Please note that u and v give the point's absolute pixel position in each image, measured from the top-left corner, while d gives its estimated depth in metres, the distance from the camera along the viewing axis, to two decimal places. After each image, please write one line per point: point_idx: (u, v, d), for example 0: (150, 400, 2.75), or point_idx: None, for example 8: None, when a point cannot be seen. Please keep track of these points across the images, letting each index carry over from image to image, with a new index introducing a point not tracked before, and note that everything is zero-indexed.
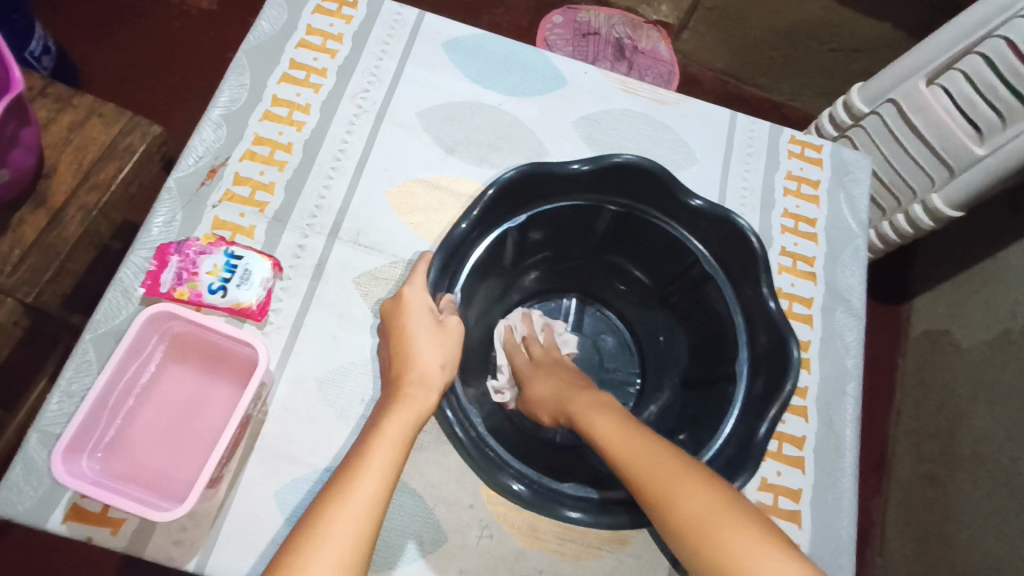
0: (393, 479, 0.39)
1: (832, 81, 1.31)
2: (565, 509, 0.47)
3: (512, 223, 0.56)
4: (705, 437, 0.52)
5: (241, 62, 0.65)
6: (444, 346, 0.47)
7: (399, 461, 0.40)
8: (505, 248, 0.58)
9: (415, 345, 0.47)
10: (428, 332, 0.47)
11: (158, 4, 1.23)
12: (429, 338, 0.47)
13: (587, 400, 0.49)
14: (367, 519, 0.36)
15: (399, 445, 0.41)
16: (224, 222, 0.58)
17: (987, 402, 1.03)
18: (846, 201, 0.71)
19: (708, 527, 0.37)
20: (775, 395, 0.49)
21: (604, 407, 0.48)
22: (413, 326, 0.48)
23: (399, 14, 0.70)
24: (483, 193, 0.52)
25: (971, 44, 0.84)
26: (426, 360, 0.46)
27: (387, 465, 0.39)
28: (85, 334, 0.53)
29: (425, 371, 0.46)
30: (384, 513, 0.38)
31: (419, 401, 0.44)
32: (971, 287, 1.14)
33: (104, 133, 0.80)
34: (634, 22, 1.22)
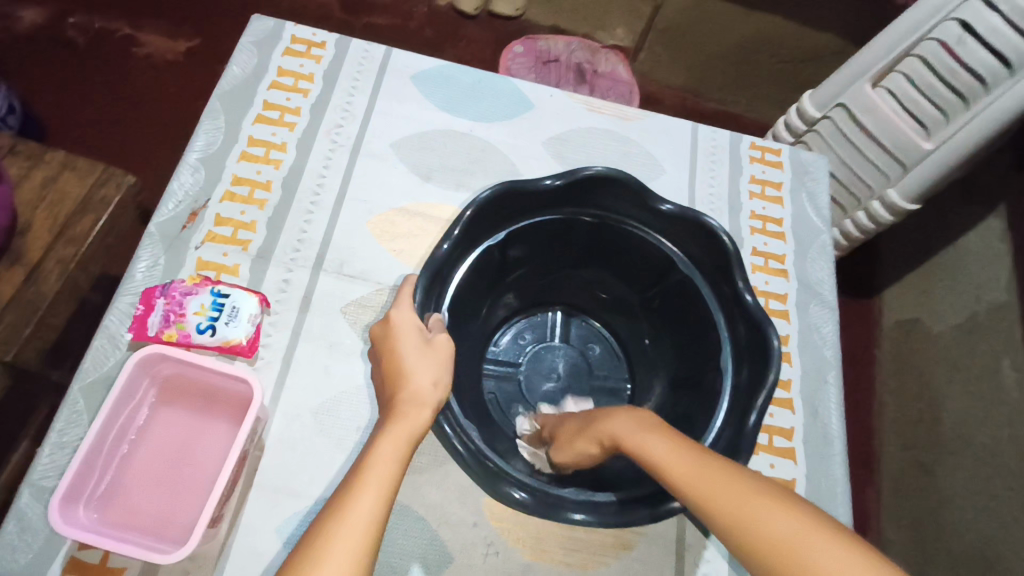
0: (389, 500, 0.39)
1: (783, 91, 1.37)
2: (569, 512, 0.47)
3: (491, 241, 0.58)
4: (698, 433, 0.53)
5: (215, 106, 0.67)
6: (434, 364, 0.48)
7: (395, 479, 0.40)
8: (487, 267, 0.60)
9: (409, 364, 0.48)
10: (420, 351, 0.48)
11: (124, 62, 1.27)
12: (419, 358, 0.48)
13: (628, 422, 0.47)
14: (367, 538, 0.37)
15: (394, 463, 0.41)
16: (208, 262, 0.59)
17: (963, 384, 1.07)
18: (808, 199, 0.75)
19: (796, 550, 0.34)
20: (759, 386, 0.50)
21: (650, 426, 0.46)
22: (403, 347, 0.49)
23: (367, 51, 0.72)
24: (461, 214, 0.53)
25: (906, 47, 0.90)
26: (417, 379, 0.47)
27: (384, 483, 0.40)
28: (74, 384, 0.53)
29: (417, 389, 0.46)
30: (382, 530, 0.38)
31: (414, 422, 0.44)
32: (936, 275, 1.20)
33: (78, 186, 0.84)
34: (593, 47, 1.27)
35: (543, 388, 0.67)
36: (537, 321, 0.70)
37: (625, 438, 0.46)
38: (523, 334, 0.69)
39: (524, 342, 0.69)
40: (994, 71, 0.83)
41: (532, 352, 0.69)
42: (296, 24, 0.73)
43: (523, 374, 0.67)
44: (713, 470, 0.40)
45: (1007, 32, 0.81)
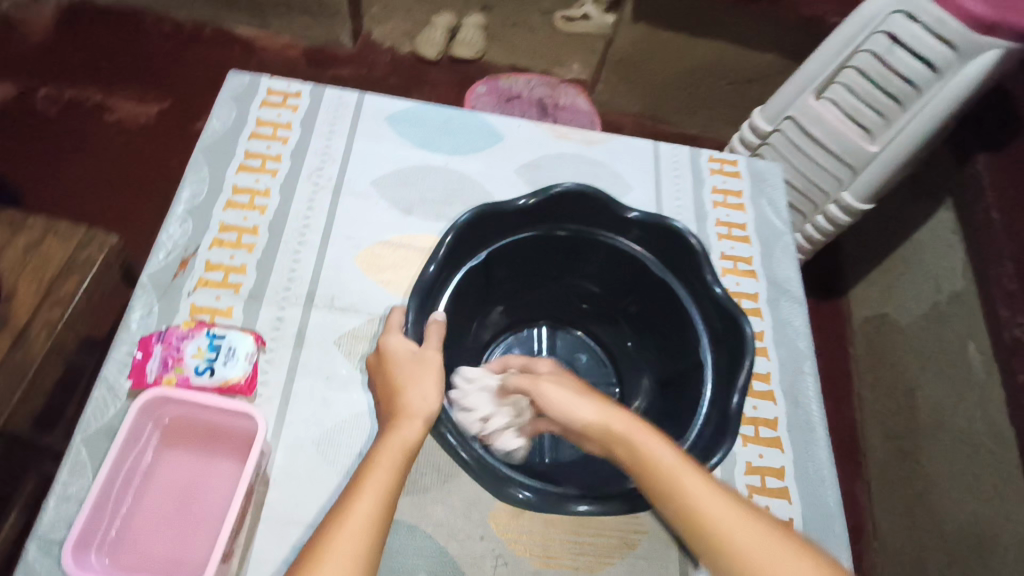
0: (386, 506, 0.42)
1: (735, 109, 1.45)
2: (573, 505, 0.49)
3: (474, 261, 0.61)
4: (687, 423, 0.55)
5: (199, 159, 0.69)
6: (428, 374, 0.50)
7: (393, 483, 0.43)
8: (473, 286, 0.63)
9: (407, 377, 0.50)
10: (416, 364, 0.51)
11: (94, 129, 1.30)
12: (416, 369, 0.50)
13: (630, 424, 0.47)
14: (365, 539, 0.39)
15: (392, 468, 0.44)
16: (202, 307, 0.60)
17: (935, 371, 1.11)
18: (768, 204, 0.79)
19: None
20: (739, 365, 0.53)
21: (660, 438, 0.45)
22: (399, 360, 0.51)
23: (341, 97, 0.76)
24: (444, 237, 0.57)
25: (842, 60, 0.97)
26: (414, 389, 0.49)
27: (381, 488, 0.42)
28: (76, 435, 0.53)
29: (416, 397, 0.49)
30: (379, 531, 0.40)
31: (409, 433, 0.46)
32: (898, 269, 1.26)
33: (61, 249, 0.86)
34: (552, 83, 1.34)
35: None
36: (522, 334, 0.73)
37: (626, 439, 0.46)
38: (511, 351, 0.71)
39: (513, 358, 0.71)
40: (923, 76, 0.90)
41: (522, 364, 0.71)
42: (271, 77, 0.76)
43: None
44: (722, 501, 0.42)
45: (930, 40, 0.87)
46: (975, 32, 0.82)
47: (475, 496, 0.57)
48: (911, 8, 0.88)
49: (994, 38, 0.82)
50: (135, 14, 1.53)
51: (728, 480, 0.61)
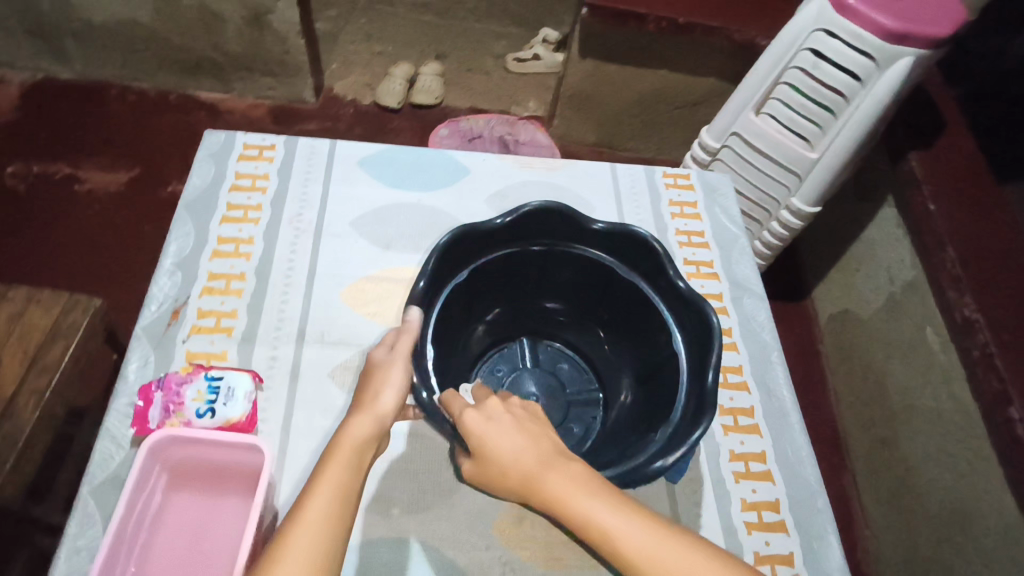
0: (344, 500, 0.42)
1: (685, 131, 1.54)
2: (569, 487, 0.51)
3: (458, 279, 0.65)
4: (667, 410, 0.59)
5: (183, 214, 0.73)
6: (393, 381, 0.52)
7: (352, 475, 0.44)
8: (457, 305, 0.66)
9: (376, 381, 0.52)
10: (387, 367, 0.54)
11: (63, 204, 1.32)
12: (384, 378, 0.52)
13: (563, 487, 0.44)
14: (325, 527, 0.40)
15: (351, 463, 0.45)
16: (197, 352, 0.63)
17: (898, 357, 1.17)
18: (722, 211, 0.86)
19: None
20: (710, 347, 0.58)
21: (594, 494, 0.43)
22: (370, 369, 0.54)
23: (314, 146, 0.81)
24: (429, 258, 0.60)
25: (774, 77, 1.06)
26: (379, 394, 0.51)
27: (339, 483, 0.43)
28: (83, 487, 0.55)
29: (379, 403, 0.50)
30: (339, 522, 0.41)
31: (360, 431, 0.48)
32: (853, 266, 1.34)
33: (45, 317, 0.87)
34: (511, 121, 1.41)
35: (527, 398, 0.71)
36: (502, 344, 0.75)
37: (561, 503, 0.44)
38: (496, 367, 0.74)
39: (499, 373, 0.73)
40: (848, 85, 0.98)
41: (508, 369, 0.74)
42: (246, 133, 0.81)
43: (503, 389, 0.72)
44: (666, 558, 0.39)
45: (850, 53, 0.96)
46: (889, 43, 0.92)
47: (478, 509, 0.59)
48: (829, 26, 0.96)
49: (908, 46, 0.91)
50: (100, 88, 1.57)
51: (715, 469, 0.64)
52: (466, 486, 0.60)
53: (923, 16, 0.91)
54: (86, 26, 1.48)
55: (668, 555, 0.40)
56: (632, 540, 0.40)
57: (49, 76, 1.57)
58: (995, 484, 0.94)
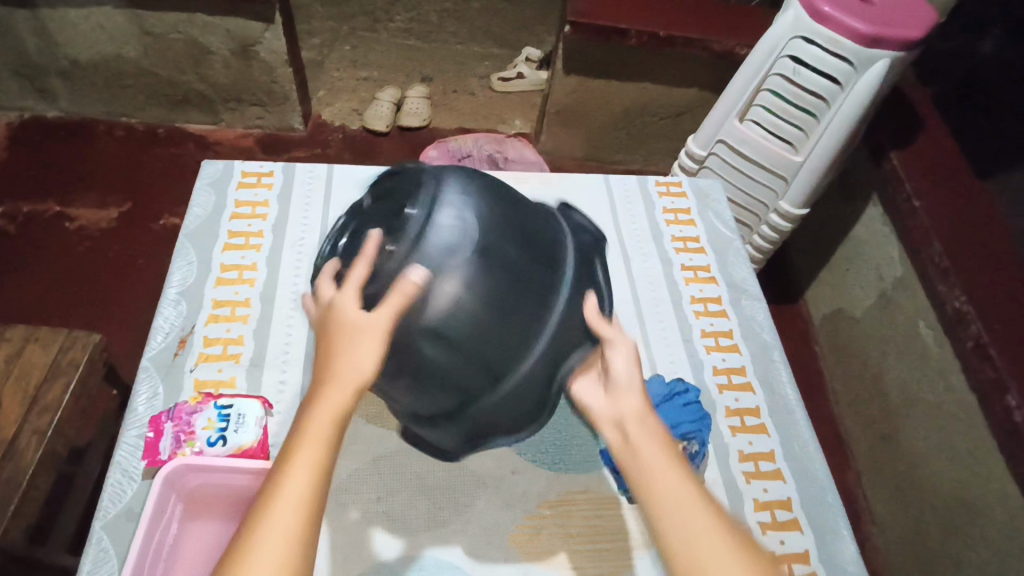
0: (321, 485, 0.41)
1: (670, 142, 1.57)
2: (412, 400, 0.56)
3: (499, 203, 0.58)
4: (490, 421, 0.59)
5: (184, 244, 0.73)
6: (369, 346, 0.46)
7: (329, 455, 0.42)
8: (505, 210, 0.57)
9: (350, 346, 0.45)
10: (358, 327, 0.46)
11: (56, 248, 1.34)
12: (357, 342, 0.46)
13: (647, 416, 0.47)
14: (299, 515, 0.39)
15: (328, 440, 0.42)
16: (205, 381, 0.63)
17: (893, 353, 1.19)
18: (716, 216, 0.87)
19: None
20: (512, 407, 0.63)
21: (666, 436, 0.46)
22: (345, 322, 0.46)
23: (312, 171, 0.82)
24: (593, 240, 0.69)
25: (757, 84, 1.08)
26: (352, 357, 0.45)
27: (314, 464, 0.41)
28: (97, 522, 0.54)
29: (349, 367, 0.45)
30: (314, 508, 0.40)
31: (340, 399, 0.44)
32: (842, 266, 1.36)
33: (45, 355, 0.87)
34: (498, 139, 1.44)
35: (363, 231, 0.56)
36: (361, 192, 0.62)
37: (627, 426, 0.46)
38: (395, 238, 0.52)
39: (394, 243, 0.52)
40: (829, 89, 1.01)
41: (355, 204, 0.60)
42: (244, 162, 0.82)
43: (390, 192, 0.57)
44: (696, 507, 0.42)
45: (828, 58, 0.99)
46: (863, 47, 0.95)
47: (493, 522, 0.60)
48: (807, 34, 0.99)
49: (882, 50, 0.94)
50: (87, 125, 1.58)
51: (725, 470, 0.65)
52: (481, 502, 0.61)
53: (893, 20, 0.95)
54: (73, 64, 1.49)
55: (699, 508, 0.42)
56: (678, 477, 0.43)
57: (37, 115, 1.57)
58: (997, 474, 0.95)
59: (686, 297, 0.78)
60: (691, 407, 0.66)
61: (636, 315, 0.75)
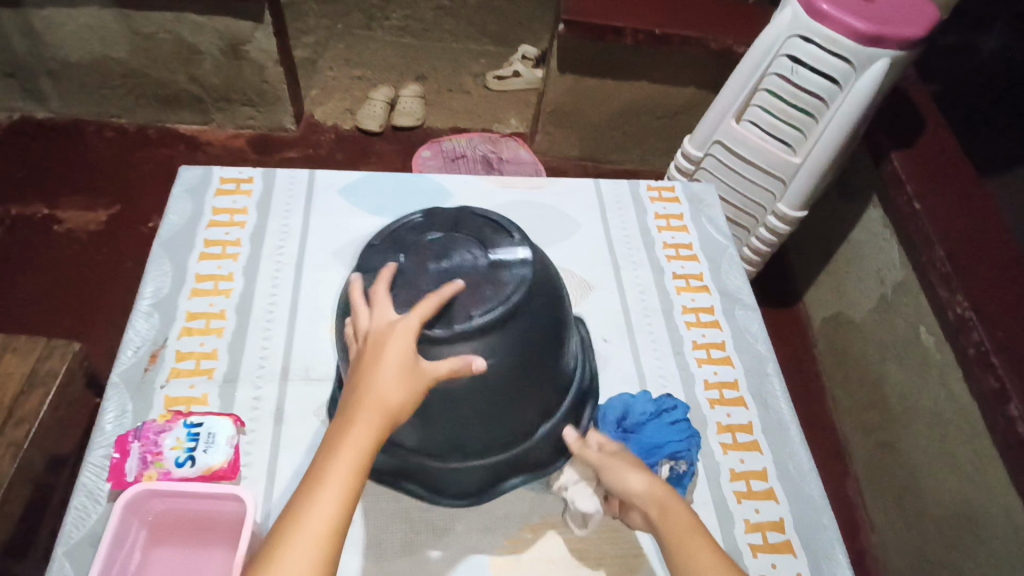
0: (347, 507, 0.42)
1: (668, 141, 1.54)
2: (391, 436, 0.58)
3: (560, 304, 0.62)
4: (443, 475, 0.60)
5: (159, 254, 0.71)
6: (406, 385, 0.46)
7: (356, 483, 0.43)
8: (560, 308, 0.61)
9: (392, 383, 0.46)
10: (408, 371, 0.46)
11: (43, 253, 1.32)
12: (395, 374, 0.46)
13: (653, 498, 0.51)
14: (322, 543, 0.40)
15: (355, 468, 0.43)
16: (176, 398, 0.61)
17: (893, 358, 1.17)
18: (709, 222, 0.85)
19: None
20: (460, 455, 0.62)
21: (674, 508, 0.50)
22: (388, 358, 0.46)
23: (293, 177, 0.80)
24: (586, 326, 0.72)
25: (755, 83, 1.05)
26: (387, 389, 0.46)
27: (343, 489, 0.42)
28: (58, 548, 0.52)
29: (383, 398, 0.45)
30: (339, 532, 0.41)
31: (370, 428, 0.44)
32: (842, 270, 1.33)
33: (21, 364, 0.85)
34: (493, 139, 1.41)
35: (442, 267, 0.57)
36: (442, 224, 0.63)
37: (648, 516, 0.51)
38: (477, 307, 0.54)
39: (474, 313, 0.53)
40: (829, 89, 0.98)
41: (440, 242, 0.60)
42: (222, 167, 0.79)
43: (487, 243, 0.59)
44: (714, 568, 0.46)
45: (827, 58, 0.96)
46: (864, 46, 0.92)
47: (473, 545, 0.60)
48: (805, 32, 0.96)
49: (883, 49, 0.92)
50: (77, 125, 1.55)
51: (716, 490, 0.63)
52: (461, 524, 0.61)
53: (895, 19, 0.92)
54: (61, 64, 1.47)
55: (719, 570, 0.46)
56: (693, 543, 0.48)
57: (26, 115, 1.55)
58: (1000, 485, 0.92)
59: (677, 307, 0.75)
60: (679, 425, 0.63)
61: (625, 327, 0.73)
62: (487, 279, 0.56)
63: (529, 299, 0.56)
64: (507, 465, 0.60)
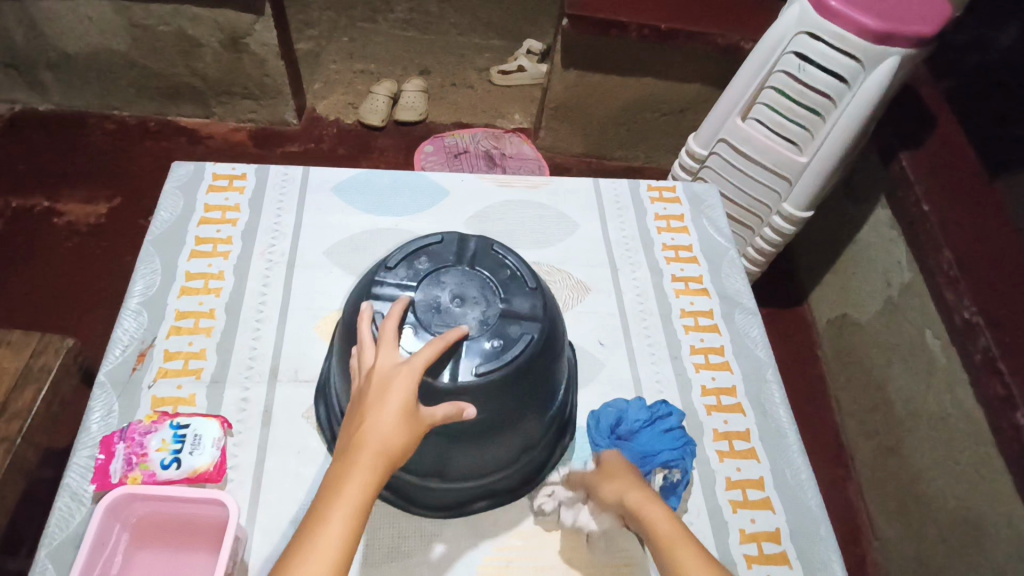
0: (348, 549, 0.42)
1: (673, 138, 1.52)
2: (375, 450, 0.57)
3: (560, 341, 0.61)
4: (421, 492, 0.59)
5: (149, 251, 0.70)
6: (409, 429, 0.45)
7: (356, 527, 0.43)
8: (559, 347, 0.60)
9: (394, 430, 0.45)
10: (409, 417, 0.45)
11: (43, 246, 1.32)
12: (398, 419, 0.45)
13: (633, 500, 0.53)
14: None
15: (356, 510, 0.43)
16: (164, 398, 0.60)
17: (898, 362, 1.15)
18: (710, 223, 0.83)
19: None
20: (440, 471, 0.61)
21: (649, 507, 0.51)
22: (391, 401, 0.45)
23: (286, 174, 0.79)
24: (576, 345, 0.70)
25: (761, 80, 1.03)
26: (388, 434, 0.45)
27: (343, 535, 0.42)
28: (41, 550, 0.52)
29: (384, 442, 0.44)
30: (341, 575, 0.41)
31: (373, 472, 0.44)
32: (848, 271, 1.31)
33: (15, 359, 0.84)
34: (496, 135, 1.40)
35: (456, 310, 0.55)
36: (459, 256, 0.60)
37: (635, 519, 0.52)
38: (481, 358, 0.53)
39: (477, 363, 0.53)
40: (836, 88, 0.96)
41: (453, 278, 0.58)
42: (215, 163, 0.79)
43: (502, 287, 0.58)
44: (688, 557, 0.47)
45: (835, 55, 0.94)
46: (872, 44, 0.90)
47: (462, 552, 0.59)
48: (812, 29, 0.94)
49: (892, 47, 0.89)
50: (79, 118, 1.55)
51: (710, 499, 0.61)
52: (449, 531, 0.60)
53: (905, 16, 0.89)
54: (62, 56, 1.46)
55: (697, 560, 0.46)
56: (669, 532, 0.49)
57: (27, 107, 1.55)
58: (1005, 493, 0.90)
59: (676, 311, 0.74)
60: (673, 433, 0.62)
61: (622, 331, 0.72)
62: (498, 328, 0.55)
63: (536, 351, 0.56)
64: (485, 485, 0.60)
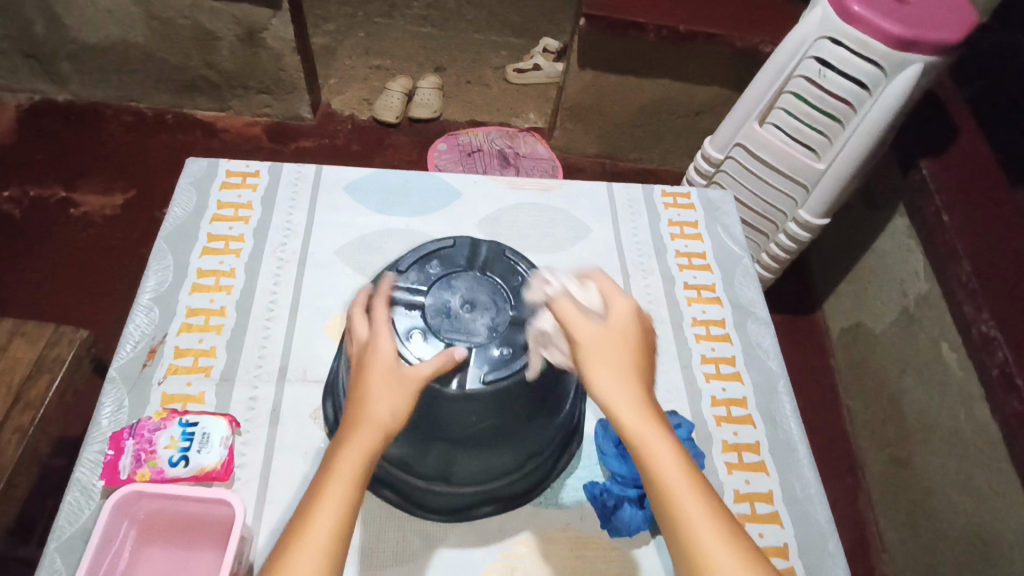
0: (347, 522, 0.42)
1: (688, 140, 1.50)
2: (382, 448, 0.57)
3: None
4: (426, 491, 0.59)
5: (162, 247, 0.70)
6: (398, 397, 0.46)
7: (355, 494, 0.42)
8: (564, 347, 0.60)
9: (381, 399, 0.46)
10: (399, 387, 0.47)
11: (59, 236, 1.33)
12: (383, 390, 0.46)
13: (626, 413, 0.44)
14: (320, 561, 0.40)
15: (354, 480, 0.43)
16: (173, 395, 0.60)
17: (912, 373, 1.13)
18: (724, 230, 0.82)
19: None
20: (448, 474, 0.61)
21: (649, 433, 0.43)
22: (374, 376, 0.47)
23: (299, 172, 0.79)
24: None
25: (779, 85, 1.02)
26: (376, 404, 0.46)
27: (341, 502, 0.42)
28: (50, 543, 0.52)
29: (373, 413, 0.45)
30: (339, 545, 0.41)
31: (368, 444, 0.44)
32: (863, 279, 1.29)
33: (30, 350, 0.85)
34: (510, 134, 1.39)
35: (465, 314, 0.55)
36: (472, 261, 0.60)
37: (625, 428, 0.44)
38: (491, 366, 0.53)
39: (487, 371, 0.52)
40: (857, 94, 0.95)
41: (464, 283, 0.58)
42: (229, 159, 0.79)
43: (512, 291, 0.58)
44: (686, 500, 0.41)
45: (857, 61, 0.92)
46: (896, 50, 0.88)
47: (467, 557, 0.59)
48: (834, 35, 0.93)
49: (916, 54, 0.88)
50: (97, 109, 1.56)
51: None
52: (453, 535, 0.60)
53: (929, 22, 0.88)
54: (81, 48, 1.47)
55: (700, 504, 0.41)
56: (673, 465, 0.42)
57: (46, 97, 1.56)
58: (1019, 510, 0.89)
59: (687, 319, 0.73)
60: None
61: None
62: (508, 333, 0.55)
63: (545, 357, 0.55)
64: (493, 488, 0.60)
